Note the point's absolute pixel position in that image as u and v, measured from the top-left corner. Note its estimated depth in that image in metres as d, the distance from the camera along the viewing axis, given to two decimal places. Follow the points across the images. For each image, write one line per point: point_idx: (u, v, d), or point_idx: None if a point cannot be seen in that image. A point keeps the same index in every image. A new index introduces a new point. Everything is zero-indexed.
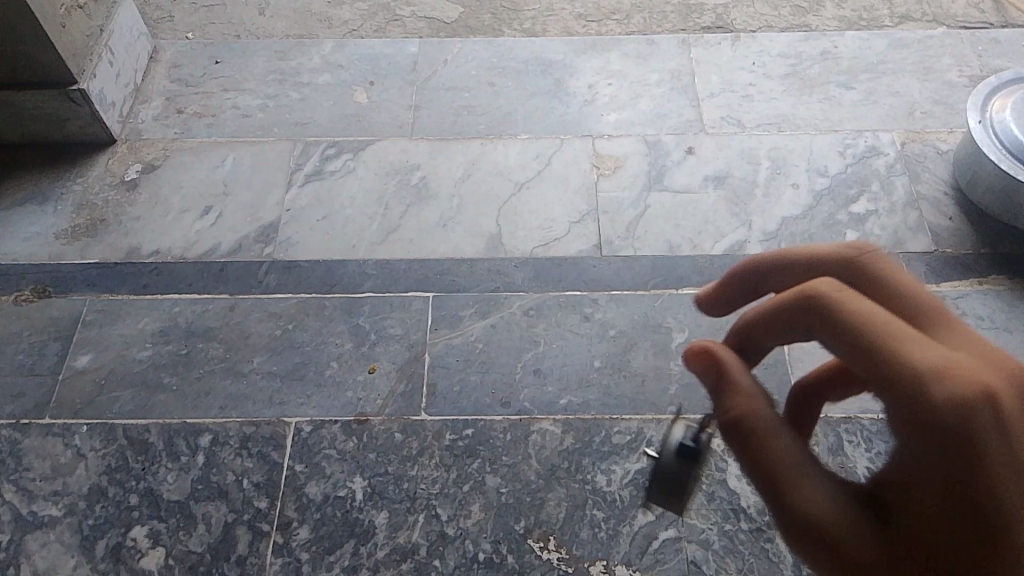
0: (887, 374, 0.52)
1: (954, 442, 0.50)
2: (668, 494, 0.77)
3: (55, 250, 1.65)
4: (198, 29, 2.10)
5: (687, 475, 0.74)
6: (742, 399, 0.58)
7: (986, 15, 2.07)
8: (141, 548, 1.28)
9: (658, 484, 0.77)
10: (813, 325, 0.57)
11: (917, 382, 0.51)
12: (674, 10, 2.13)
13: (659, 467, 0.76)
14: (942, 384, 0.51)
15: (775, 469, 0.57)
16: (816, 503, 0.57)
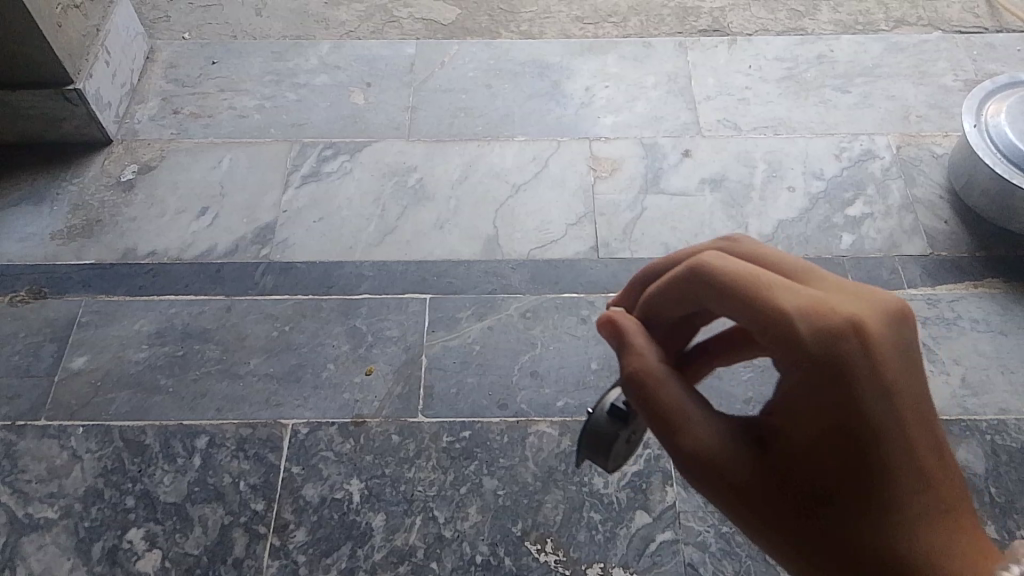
0: (764, 323, 0.68)
1: (817, 369, 0.67)
2: (595, 455, 0.83)
3: (50, 250, 1.64)
4: (195, 29, 2.09)
5: (615, 437, 0.81)
6: (647, 358, 0.73)
7: (980, 20, 2.08)
8: (137, 550, 1.28)
9: (586, 443, 0.83)
10: (701, 292, 0.72)
11: (788, 324, 0.67)
12: (671, 13, 2.14)
13: (590, 426, 0.82)
14: (807, 323, 0.67)
15: (672, 412, 0.72)
16: (707, 435, 0.73)
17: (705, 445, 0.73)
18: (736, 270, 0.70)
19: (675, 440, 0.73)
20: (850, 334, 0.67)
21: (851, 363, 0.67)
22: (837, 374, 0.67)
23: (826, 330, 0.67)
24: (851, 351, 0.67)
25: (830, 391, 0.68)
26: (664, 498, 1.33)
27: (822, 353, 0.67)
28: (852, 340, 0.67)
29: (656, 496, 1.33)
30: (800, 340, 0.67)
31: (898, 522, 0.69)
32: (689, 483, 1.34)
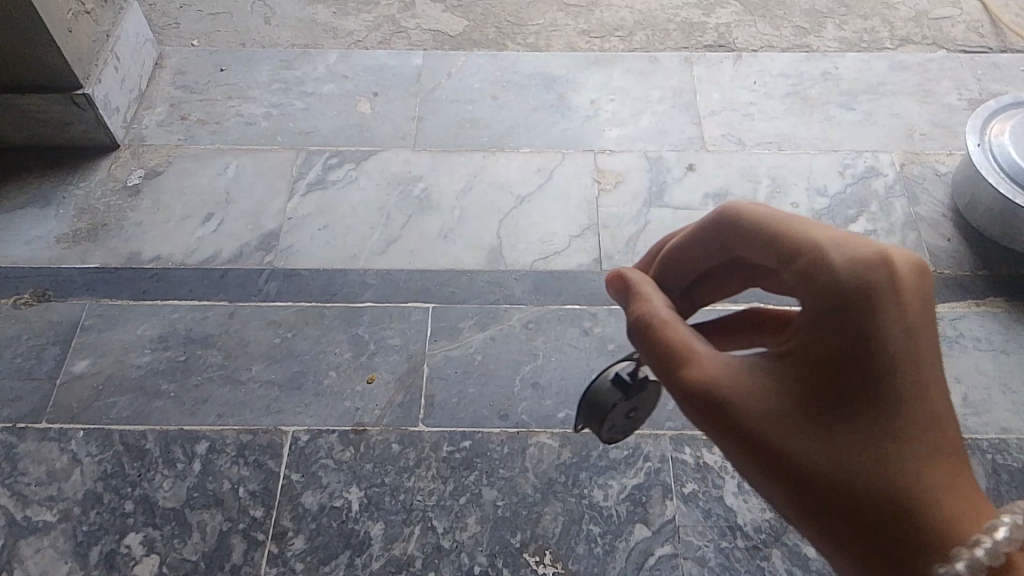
0: (778, 254, 0.70)
1: (827, 295, 0.64)
2: (592, 421, 0.93)
3: (55, 254, 1.65)
4: (204, 37, 2.11)
5: (613, 407, 0.90)
6: (655, 302, 0.78)
7: (985, 40, 2.09)
8: (135, 555, 1.28)
9: (587, 408, 0.92)
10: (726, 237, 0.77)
11: (803, 249, 0.67)
12: (677, 28, 2.15)
13: (593, 394, 0.92)
14: (829, 248, 0.65)
15: (672, 347, 0.74)
16: (708, 369, 0.72)
17: (705, 378, 0.71)
18: (763, 212, 0.73)
19: (673, 371, 0.73)
20: (875, 260, 0.62)
21: (871, 291, 0.62)
22: (848, 300, 0.63)
23: (849, 256, 0.64)
24: (879, 280, 0.62)
25: (839, 319, 0.63)
26: (664, 512, 1.32)
27: (845, 280, 0.63)
28: (874, 266, 0.62)
29: (655, 509, 1.33)
30: (817, 265, 0.65)
31: (901, 475, 0.62)
32: (689, 497, 1.34)
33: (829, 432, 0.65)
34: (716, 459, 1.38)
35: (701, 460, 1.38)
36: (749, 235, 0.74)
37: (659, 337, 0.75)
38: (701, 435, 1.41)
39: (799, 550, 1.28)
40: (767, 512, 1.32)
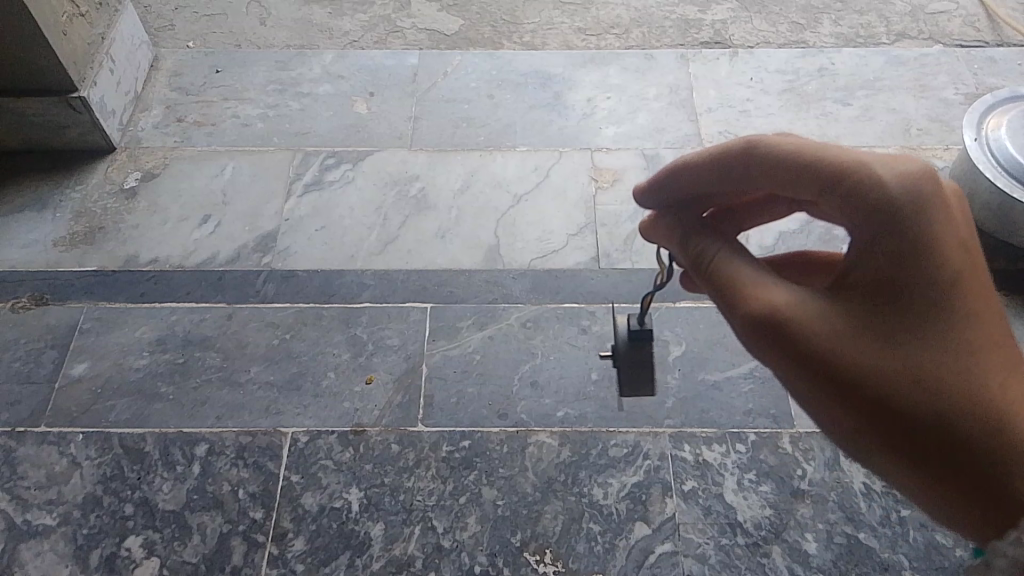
0: (817, 180, 0.68)
1: (887, 217, 0.65)
2: (640, 381, 1.08)
3: (53, 257, 1.65)
4: (200, 38, 2.11)
5: (650, 360, 1.06)
6: (703, 237, 0.80)
7: (981, 34, 2.09)
8: (135, 558, 1.28)
9: (631, 377, 1.08)
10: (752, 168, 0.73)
11: (845, 175, 0.66)
12: (672, 25, 2.15)
13: (628, 364, 1.07)
14: (878, 169, 0.65)
15: (735, 277, 0.75)
16: (775, 294, 0.73)
17: (774, 302, 0.72)
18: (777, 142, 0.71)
19: (737, 300, 0.75)
20: (924, 178, 0.64)
21: (926, 209, 0.64)
22: (908, 220, 0.65)
23: (900, 175, 0.65)
24: (929, 196, 0.64)
25: (903, 237, 0.65)
26: (663, 510, 1.32)
27: (898, 197, 0.64)
28: (926, 184, 0.64)
29: (655, 507, 1.33)
30: (866, 189, 0.65)
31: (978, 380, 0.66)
32: (689, 494, 1.34)
33: (895, 342, 0.68)
34: (716, 456, 1.38)
35: (701, 457, 1.38)
36: (763, 166, 0.72)
37: (717, 268, 0.77)
38: (700, 433, 1.41)
39: (799, 546, 1.29)
40: (767, 508, 1.32)
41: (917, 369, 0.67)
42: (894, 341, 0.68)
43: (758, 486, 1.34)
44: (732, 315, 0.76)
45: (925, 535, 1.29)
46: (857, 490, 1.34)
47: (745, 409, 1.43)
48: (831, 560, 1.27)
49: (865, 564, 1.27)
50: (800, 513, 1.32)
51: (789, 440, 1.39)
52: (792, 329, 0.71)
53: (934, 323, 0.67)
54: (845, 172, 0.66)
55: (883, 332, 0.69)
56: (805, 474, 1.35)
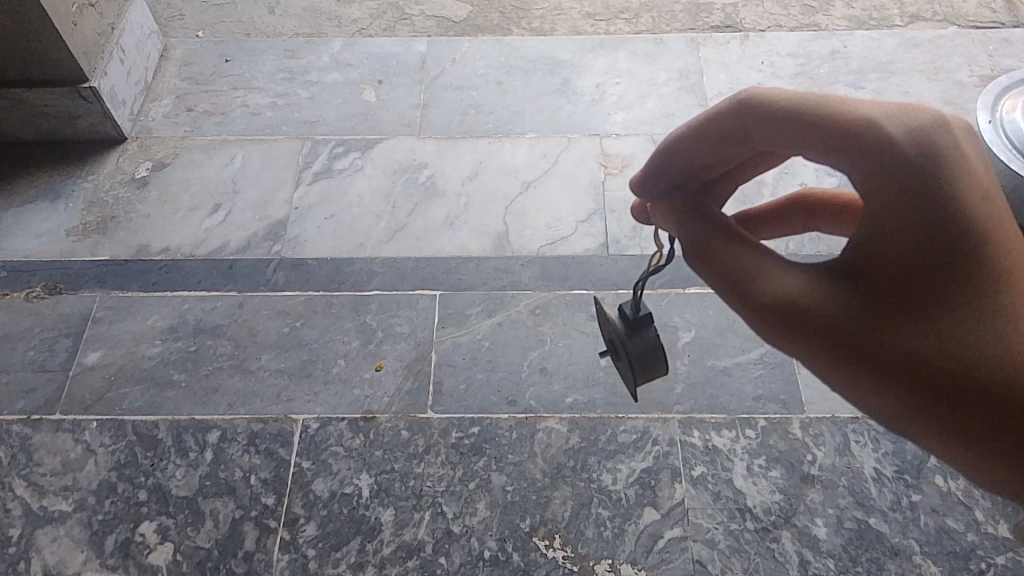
0: (824, 139, 0.65)
1: (900, 174, 0.62)
2: (649, 364, 0.93)
3: (66, 246, 1.66)
4: (209, 27, 2.11)
5: (658, 339, 0.94)
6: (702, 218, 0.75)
7: (997, 15, 2.06)
8: (150, 543, 1.30)
9: (642, 367, 0.94)
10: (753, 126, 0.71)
11: (852, 130, 0.63)
12: (683, 9, 2.13)
13: (636, 352, 0.93)
14: (886, 122, 0.62)
15: (738, 259, 0.70)
16: (786, 276, 0.69)
17: (786, 287, 0.68)
18: (777, 98, 0.68)
19: (744, 285, 0.70)
20: (935, 128, 0.61)
21: (942, 161, 0.61)
22: (922, 175, 0.61)
23: (908, 126, 0.62)
24: (943, 147, 0.61)
25: (916, 197, 0.61)
26: (673, 495, 1.33)
27: (911, 152, 0.61)
28: (938, 134, 0.61)
29: (664, 493, 1.33)
30: (878, 144, 0.62)
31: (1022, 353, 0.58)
32: (698, 480, 1.34)
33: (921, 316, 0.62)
34: (725, 442, 1.38)
35: (711, 443, 1.38)
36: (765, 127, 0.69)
37: (718, 252, 0.72)
38: (710, 418, 1.40)
39: (809, 531, 1.28)
40: (777, 494, 1.32)
41: (949, 343, 0.61)
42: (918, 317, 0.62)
43: (768, 472, 1.34)
44: (741, 303, 0.71)
45: (936, 520, 1.28)
46: (868, 475, 1.33)
47: (755, 395, 1.43)
48: (842, 545, 1.27)
49: (876, 549, 1.26)
50: (810, 499, 1.31)
51: (799, 426, 1.39)
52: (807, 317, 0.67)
53: (961, 294, 0.60)
54: (853, 127, 0.63)
55: (904, 305, 0.63)
56: (815, 460, 1.35)
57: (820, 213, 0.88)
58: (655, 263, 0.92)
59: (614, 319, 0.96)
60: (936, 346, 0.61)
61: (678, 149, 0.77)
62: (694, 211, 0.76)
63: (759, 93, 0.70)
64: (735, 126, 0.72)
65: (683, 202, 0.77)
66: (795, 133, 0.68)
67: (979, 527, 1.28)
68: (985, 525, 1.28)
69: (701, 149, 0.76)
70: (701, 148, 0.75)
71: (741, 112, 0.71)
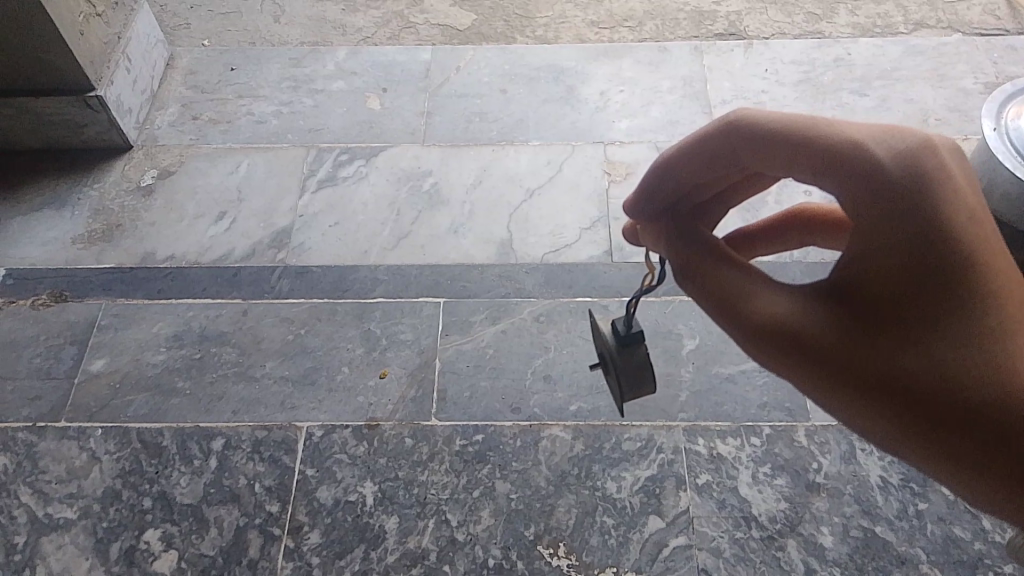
0: (798, 160, 0.61)
1: (877, 194, 0.56)
2: (636, 380, 0.93)
3: (72, 254, 1.67)
4: (215, 36, 2.12)
5: (647, 358, 0.93)
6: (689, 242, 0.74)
7: (1001, 22, 2.06)
8: (154, 551, 1.30)
9: (628, 383, 0.93)
10: (731, 148, 0.67)
11: (829, 154, 0.58)
12: (686, 17, 2.13)
13: (625, 366, 0.93)
14: (863, 141, 0.57)
15: (724, 280, 0.70)
16: (776, 300, 0.66)
17: (772, 310, 0.66)
18: (755, 119, 0.64)
19: (734, 309, 0.68)
20: (922, 150, 0.55)
21: (925, 182, 0.54)
22: (900, 198, 0.55)
23: (893, 149, 0.56)
24: (927, 165, 0.55)
25: (900, 223, 0.56)
26: (678, 503, 1.32)
27: (893, 178, 0.55)
28: (925, 156, 0.55)
29: (669, 501, 1.32)
30: (853, 167, 0.57)
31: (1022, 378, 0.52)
32: (703, 488, 1.34)
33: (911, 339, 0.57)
34: (730, 450, 1.37)
35: (715, 451, 1.37)
36: (742, 148, 0.66)
37: (710, 275, 0.71)
38: (714, 426, 1.40)
39: (814, 540, 1.28)
40: (782, 502, 1.31)
41: (944, 371, 0.56)
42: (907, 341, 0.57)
43: (773, 480, 1.34)
44: (734, 328, 0.69)
45: (943, 529, 1.28)
46: (874, 483, 1.33)
47: (759, 403, 1.42)
48: (848, 554, 1.26)
49: (883, 558, 1.26)
50: (815, 507, 1.31)
51: (804, 433, 1.38)
52: (792, 341, 0.64)
53: (951, 315, 0.55)
54: (827, 147, 0.58)
55: (892, 329, 0.58)
56: (821, 468, 1.34)
57: (815, 230, 0.85)
58: (649, 283, 0.91)
59: (606, 335, 0.96)
60: (930, 373, 0.56)
61: (660, 174, 0.75)
62: (683, 233, 0.76)
63: (732, 115, 0.67)
64: (716, 148, 0.69)
65: (671, 226, 0.76)
66: (774, 155, 0.63)
67: (986, 536, 1.27)
68: (992, 534, 1.27)
69: (686, 171, 0.73)
70: (682, 172, 0.73)
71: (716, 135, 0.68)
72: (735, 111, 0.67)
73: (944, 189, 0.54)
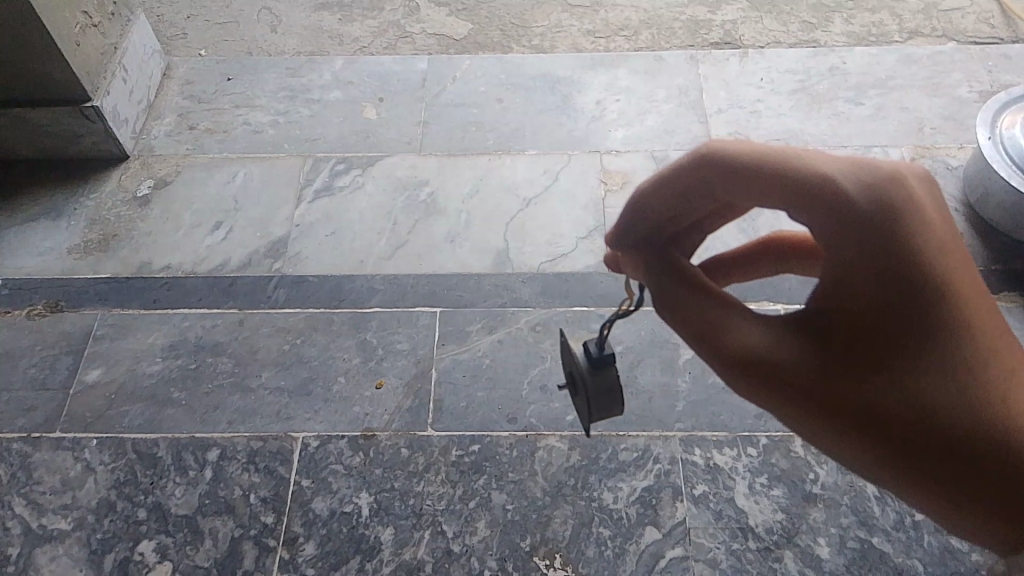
0: (773, 193, 0.63)
1: (850, 228, 0.59)
2: (605, 404, 0.94)
3: (68, 264, 1.67)
4: (212, 46, 2.13)
5: (616, 382, 0.94)
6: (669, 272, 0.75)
7: (996, 31, 2.06)
8: (148, 563, 1.29)
9: (598, 406, 0.95)
10: (710, 180, 0.68)
11: (804, 186, 0.60)
12: (682, 26, 2.14)
13: (595, 391, 0.93)
14: (836, 177, 0.60)
15: (704, 312, 0.70)
16: (755, 330, 0.68)
17: (750, 341, 0.68)
18: (732, 151, 0.66)
19: (716, 341, 0.69)
20: (888, 186, 0.58)
21: (891, 216, 0.58)
22: (871, 232, 0.58)
23: (862, 181, 0.59)
24: (894, 201, 0.58)
25: (872, 258, 0.59)
26: (674, 514, 1.32)
27: (862, 210, 0.58)
28: (891, 188, 0.58)
29: (665, 512, 1.32)
30: (827, 201, 0.59)
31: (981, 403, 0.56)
32: (700, 499, 1.33)
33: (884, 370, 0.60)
34: (727, 460, 1.37)
35: (712, 461, 1.37)
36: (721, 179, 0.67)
37: (689, 307, 0.72)
38: (711, 436, 1.40)
39: (811, 551, 1.28)
40: (779, 513, 1.31)
41: (916, 402, 0.58)
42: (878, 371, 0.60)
43: (769, 490, 1.33)
44: (716, 360, 0.70)
45: (940, 539, 1.27)
46: (870, 494, 1.32)
47: (756, 412, 1.42)
48: (845, 565, 1.26)
49: (880, 569, 1.25)
50: (812, 518, 1.31)
51: (801, 443, 1.38)
52: (771, 373, 0.66)
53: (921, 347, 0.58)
54: (803, 181, 0.60)
55: (866, 361, 0.61)
56: (817, 478, 1.34)
57: (792, 260, 0.86)
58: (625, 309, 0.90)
59: (577, 354, 0.95)
60: (901, 401, 0.59)
61: (643, 205, 0.76)
62: (665, 264, 0.76)
63: (711, 149, 0.67)
64: (692, 181, 0.70)
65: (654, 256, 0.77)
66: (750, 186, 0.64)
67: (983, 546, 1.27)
68: None
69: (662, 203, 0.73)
70: (664, 201, 0.74)
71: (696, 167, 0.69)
72: (714, 143, 0.67)
73: (910, 226, 0.58)
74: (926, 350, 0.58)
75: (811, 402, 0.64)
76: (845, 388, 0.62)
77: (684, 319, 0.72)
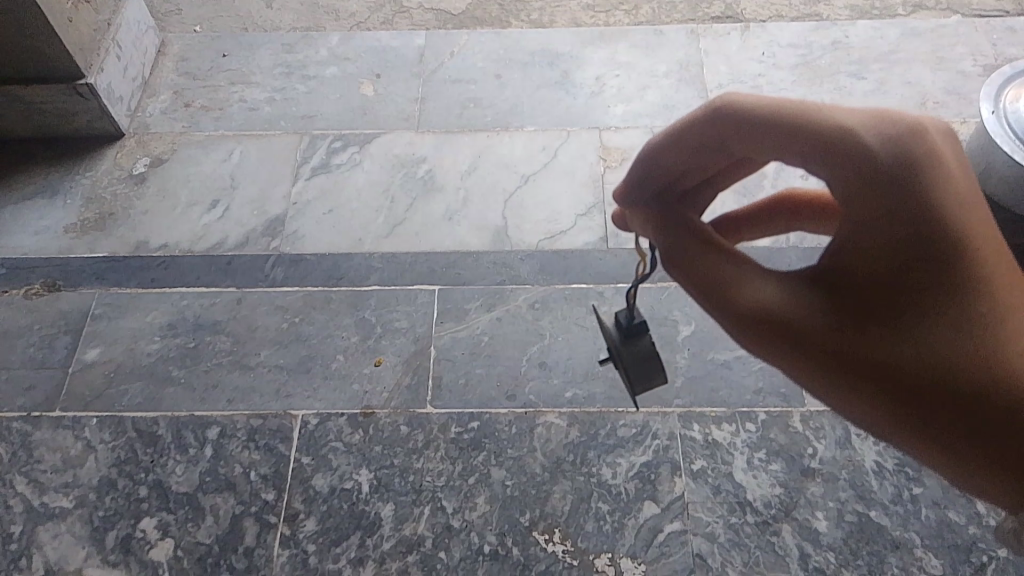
0: (794, 147, 0.62)
1: (872, 183, 0.58)
2: (648, 376, 0.90)
3: (65, 243, 1.66)
4: (206, 22, 2.10)
5: (653, 350, 0.90)
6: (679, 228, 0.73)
7: (1000, 3, 2.04)
8: (150, 540, 1.30)
9: (639, 378, 0.90)
10: (726, 133, 0.67)
11: (826, 138, 0.59)
12: (683, 0, 2.11)
13: (631, 361, 0.90)
14: (861, 131, 0.58)
15: (716, 270, 0.69)
16: (767, 285, 0.67)
17: (764, 299, 0.67)
18: (748, 105, 0.64)
19: (726, 298, 0.68)
20: (913, 137, 0.57)
21: (916, 170, 0.57)
22: (896, 187, 0.57)
23: (884, 133, 0.58)
24: (919, 154, 0.57)
25: (893, 212, 0.58)
26: (673, 489, 1.32)
27: (887, 164, 0.57)
28: (913, 139, 0.57)
29: (664, 487, 1.33)
30: (849, 156, 0.58)
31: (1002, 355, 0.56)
32: (698, 474, 1.34)
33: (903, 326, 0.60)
34: (725, 435, 1.37)
35: (710, 437, 1.37)
36: (738, 134, 0.65)
37: (697, 263, 0.70)
38: (710, 412, 1.40)
39: (809, 524, 1.28)
40: (777, 488, 1.32)
41: (935, 357, 0.59)
42: (897, 327, 0.60)
43: (768, 465, 1.34)
44: (726, 316, 0.69)
45: (938, 513, 1.28)
46: (869, 468, 1.33)
47: (755, 388, 1.42)
48: (842, 538, 1.27)
49: (877, 542, 1.26)
50: (810, 492, 1.31)
51: (799, 419, 1.38)
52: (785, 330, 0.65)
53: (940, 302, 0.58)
54: (827, 136, 0.59)
55: (885, 318, 0.61)
56: (816, 453, 1.35)
57: (803, 215, 0.85)
58: (645, 273, 0.88)
59: (610, 331, 0.93)
60: (918, 356, 0.60)
61: (649, 160, 0.74)
62: (673, 220, 0.74)
63: (729, 103, 0.66)
64: (706, 136, 0.68)
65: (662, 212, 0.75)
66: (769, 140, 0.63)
67: (981, 519, 1.27)
68: (987, 518, 1.27)
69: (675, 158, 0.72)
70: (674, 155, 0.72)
71: (711, 121, 0.67)
72: (730, 96, 0.66)
73: (934, 181, 0.57)
74: (942, 303, 0.58)
75: (824, 359, 0.64)
76: (855, 341, 0.62)
77: (693, 276, 0.71)
